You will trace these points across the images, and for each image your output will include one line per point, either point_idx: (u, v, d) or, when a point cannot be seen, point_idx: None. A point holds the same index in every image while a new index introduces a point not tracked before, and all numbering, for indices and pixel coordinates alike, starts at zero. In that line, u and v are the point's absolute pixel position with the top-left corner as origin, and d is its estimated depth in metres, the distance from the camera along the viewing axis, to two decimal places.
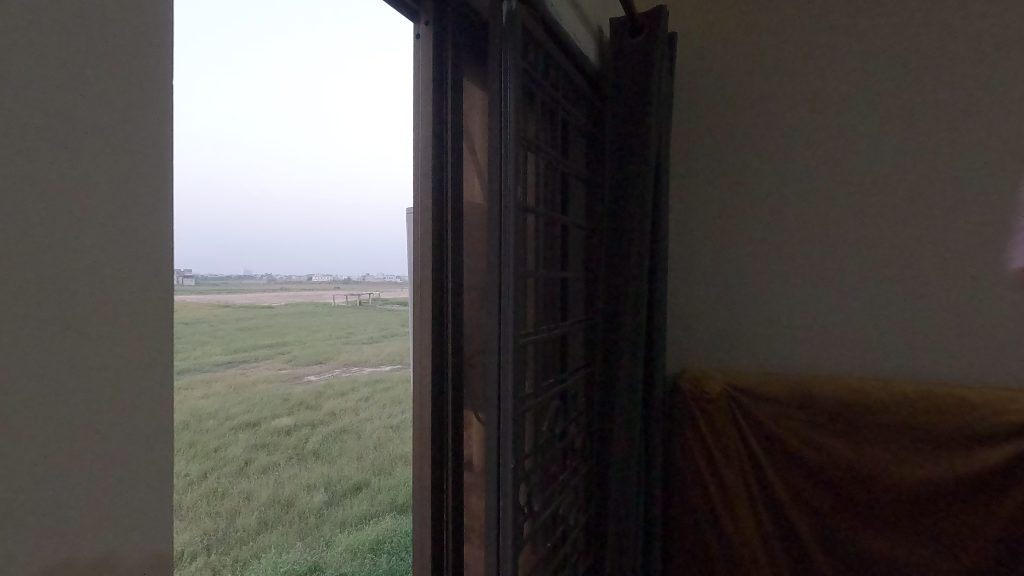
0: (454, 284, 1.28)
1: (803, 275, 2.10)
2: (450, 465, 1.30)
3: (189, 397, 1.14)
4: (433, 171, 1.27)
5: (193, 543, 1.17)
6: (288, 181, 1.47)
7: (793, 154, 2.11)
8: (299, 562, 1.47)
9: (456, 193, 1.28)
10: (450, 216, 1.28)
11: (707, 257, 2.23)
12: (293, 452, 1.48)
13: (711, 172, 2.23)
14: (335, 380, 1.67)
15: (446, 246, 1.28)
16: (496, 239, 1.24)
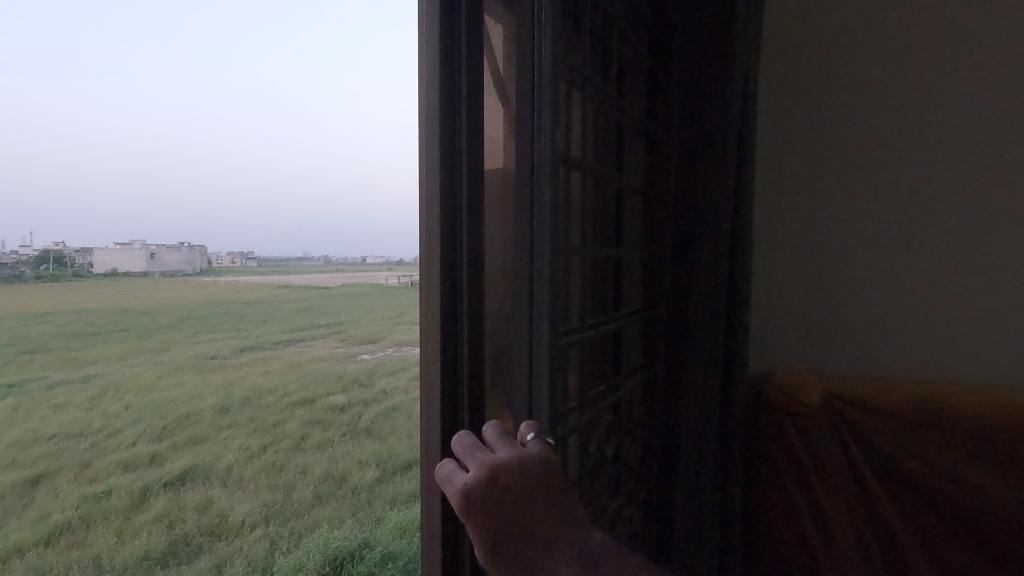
0: (468, 281, 1.13)
1: (852, 268, 2.14)
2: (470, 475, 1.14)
3: (251, 373, 1.40)
4: (443, 136, 1.10)
5: (252, 512, 1.25)
6: (348, 180, 1.59)
7: (843, 136, 2.13)
8: (350, 537, 1.35)
9: (471, 176, 1.11)
10: (462, 201, 1.11)
11: (772, 241, 2.24)
12: (346, 429, 1.47)
13: (776, 145, 2.22)
14: (387, 360, 1.63)
15: (459, 238, 1.12)
16: (521, 234, 1.24)
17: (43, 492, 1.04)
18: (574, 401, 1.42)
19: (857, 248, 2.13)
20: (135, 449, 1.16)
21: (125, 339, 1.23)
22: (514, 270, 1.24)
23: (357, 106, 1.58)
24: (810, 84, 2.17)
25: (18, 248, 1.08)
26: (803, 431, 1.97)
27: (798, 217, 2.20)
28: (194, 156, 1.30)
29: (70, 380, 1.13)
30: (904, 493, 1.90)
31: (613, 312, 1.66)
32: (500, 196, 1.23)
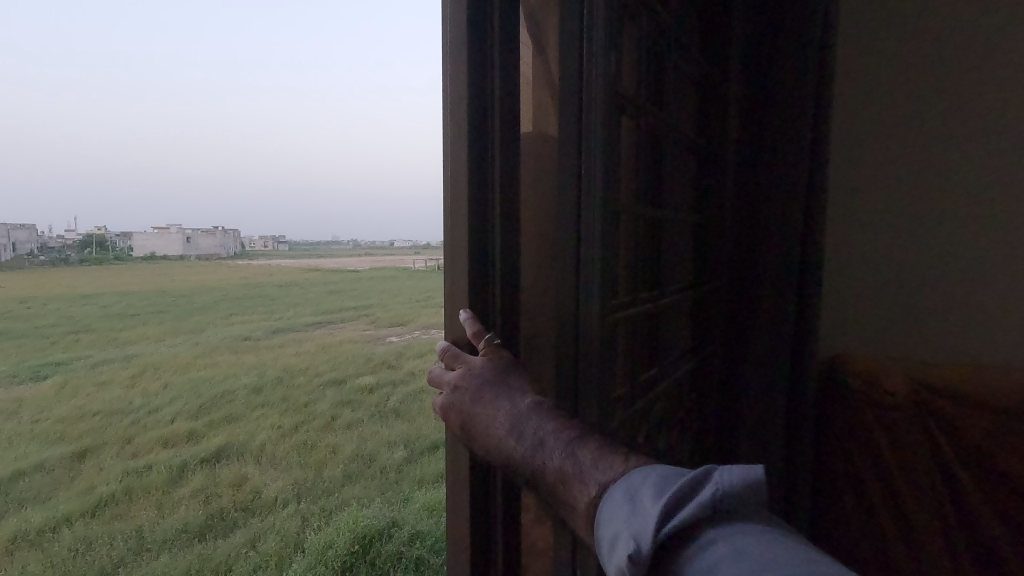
0: (503, 279, 0.94)
1: (937, 252, 2.07)
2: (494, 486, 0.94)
3: (283, 353, 1.49)
4: (472, 84, 0.89)
5: (284, 490, 1.24)
6: (375, 162, 1.54)
7: (923, 108, 2.06)
8: (377, 516, 1.27)
9: (505, 150, 0.91)
10: (496, 183, 0.92)
11: (850, 219, 2.15)
12: (375, 409, 1.47)
13: (849, 118, 2.14)
14: (415, 342, 1.68)
15: (493, 228, 0.92)
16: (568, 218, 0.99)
17: (89, 465, 1.11)
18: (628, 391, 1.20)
19: (936, 227, 2.07)
20: (173, 426, 1.24)
21: (163, 321, 1.40)
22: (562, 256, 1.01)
23: (369, 82, 1.49)
24: (880, 74, 2.10)
25: (65, 233, 1.25)
26: (886, 428, 1.86)
27: (869, 211, 2.13)
28: (210, 133, 1.28)
29: (113, 357, 1.28)
30: (999, 501, 1.78)
31: (672, 289, 1.46)
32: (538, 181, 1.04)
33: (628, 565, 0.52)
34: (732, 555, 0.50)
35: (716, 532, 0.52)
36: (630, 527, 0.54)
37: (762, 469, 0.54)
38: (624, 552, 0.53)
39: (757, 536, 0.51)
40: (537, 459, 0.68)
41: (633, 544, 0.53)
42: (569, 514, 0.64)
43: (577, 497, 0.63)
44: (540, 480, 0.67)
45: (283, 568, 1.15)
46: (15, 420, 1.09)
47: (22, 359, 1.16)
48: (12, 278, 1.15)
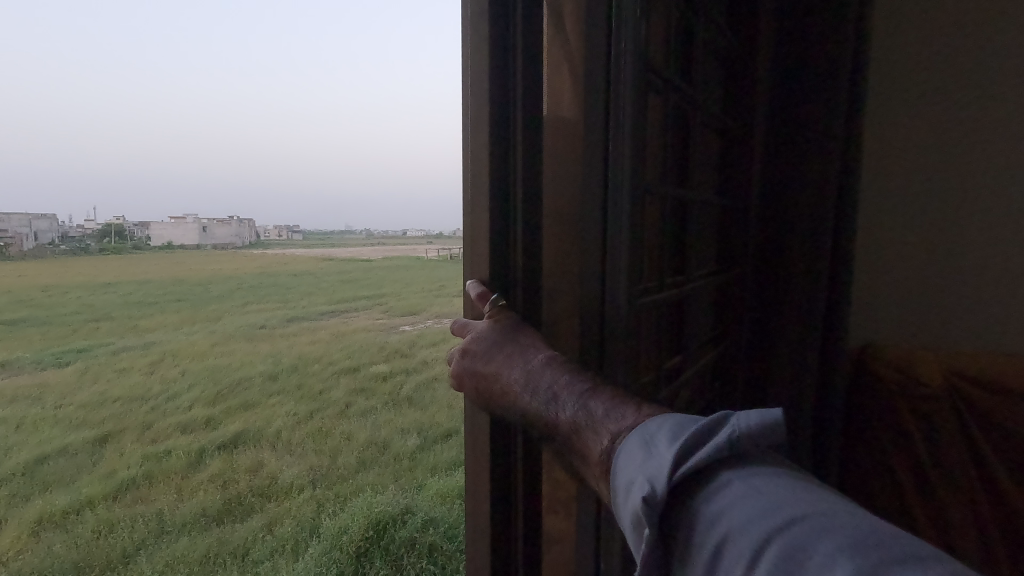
0: (523, 279, 0.75)
1: (986, 229, 1.83)
2: (522, 517, 0.77)
3: (298, 341, 1.51)
4: (492, 22, 0.69)
5: (301, 476, 1.26)
6: (386, 149, 1.52)
7: (987, 65, 1.78)
8: (392, 502, 1.28)
9: (527, 116, 0.72)
10: (518, 158, 0.72)
11: (888, 190, 1.89)
12: (389, 398, 1.48)
13: (897, 74, 1.86)
14: (427, 331, 1.69)
15: (513, 215, 0.73)
16: (593, 207, 0.74)
17: (110, 450, 1.15)
18: (681, 395, 0.97)
19: (988, 200, 1.81)
20: (191, 413, 1.27)
21: (181, 309, 1.42)
22: (586, 256, 0.76)
23: (377, 68, 1.46)
24: (937, 21, 1.81)
25: (84, 222, 1.28)
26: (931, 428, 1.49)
27: (914, 180, 1.87)
28: (228, 132, 1.30)
29: (132, 346, 1.31)
30: None
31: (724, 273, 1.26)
32: (568, 152, 0.77)
33: (640, 513, 0.46)
34: (749, 496, 0.44)
35: (733, 474, 0.46)
36: (641, 470, 0.48)
37: (780, 411, 0.48)
38: (636, 498, 0.47)
39: (777, 479, 0.45)
40: (548, 410, 0.60)
41: (645, 489, 0.47)
42: (586, 471, 0.56)
43: (591, 449, 0.54)
44: (555, 437, 0.59)
45: (300, 552, 1.16)
46: (41, 406, 1.14)
47: (46, 346, 1.21)
48: (36, 266, 1.20)
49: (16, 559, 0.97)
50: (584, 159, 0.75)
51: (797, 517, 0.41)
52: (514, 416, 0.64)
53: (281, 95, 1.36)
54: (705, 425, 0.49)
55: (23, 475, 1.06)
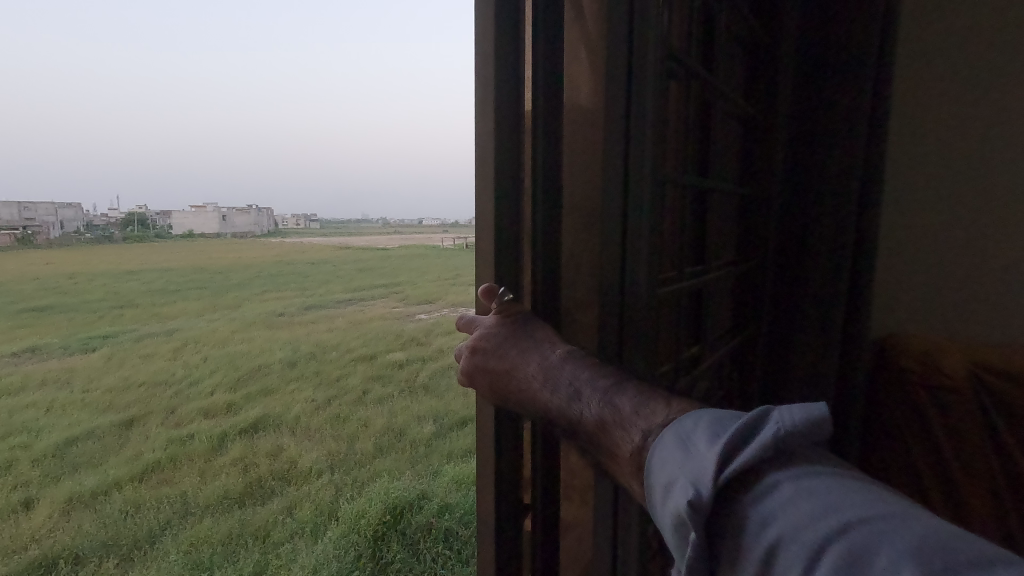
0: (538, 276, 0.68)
1: None
2: (546, 516, 0.75)
3: (316, 328, 1.62)
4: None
5: (320, 461, 1.29)
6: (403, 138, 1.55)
7: None
8: (409, 488, 1.28)
9: (548, 101, 0.65)
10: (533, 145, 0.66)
11: None
12: (405, 384, 1.53)
13: None
14: (444, 320, 1.76)
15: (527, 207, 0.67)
16: (614, 207, 0.63)
17: (136, 434, 1.19)
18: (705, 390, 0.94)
19: None
20: (212, 398, 1.34)
21: (202, 296, 1.55)
22: (606, 260, 0.64)
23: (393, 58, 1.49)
24: None
25: (108, 212, 1.32)
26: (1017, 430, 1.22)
27: None
28: None
29: (155, 332, 1.41)
30: None
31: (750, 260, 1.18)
32: (587, 138, 0.69)
33: (686, 522, 0.34)
34: (813, 500, 0.32)
35: (787, 474, 0.34)
36: (682, 469, 0.36)
37: (829, 404, 0.36)
38: (674, 505, 0.35)
39: (847, 478, 0.34)
40: (570, 407, 0.51)
41: (690, 492, 0.34)
42: (622, 477, 0.47)
43: (622, 452, 0.46)
44: (580, 435, 0.50)
45: (319, 535, 1.17)
46: (68, 390, 1.20)
47: (71, 331, 1.31)
48: (63, 253, 1.24)
49: (50, 535, 0.99)
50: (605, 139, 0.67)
51: (875, 523, 0.30)
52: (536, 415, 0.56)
53: (307, 85, 1.39)
54: (749, 418, 0.37)
55: (53, 458, 1.10)
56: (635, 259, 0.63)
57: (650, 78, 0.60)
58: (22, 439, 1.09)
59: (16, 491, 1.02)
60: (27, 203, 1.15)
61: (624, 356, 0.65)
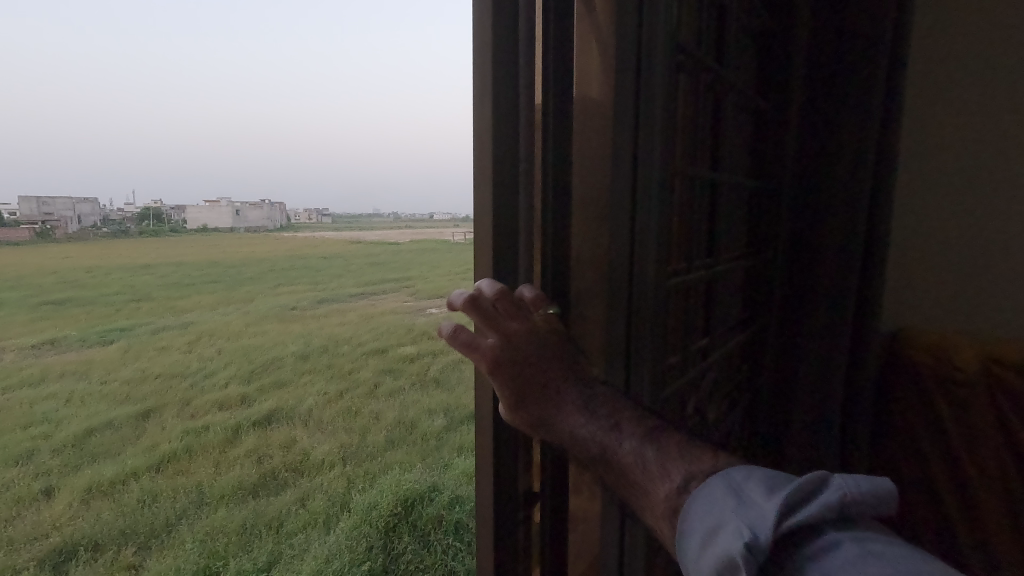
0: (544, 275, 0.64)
1: None
2: (546, 515, 0.73)
3: (328, 322, 1.66)
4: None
5: (331, 453, 1.32)
6: None
7: None
8: (420, 480, 1.30)
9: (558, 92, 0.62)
10: (539, 135, 0.61)
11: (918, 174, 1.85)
12: (417, 378, 1.54)
13: None
14: (456, 313, 1.81)
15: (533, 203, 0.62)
16: (623, 205, 0.63)
17: (152, 425, 1.22)
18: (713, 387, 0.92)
19: None
20: (226, 391, 1.36)
21: (215, 291, 1.56)
22: (614, 257, 0.64)
23: None
24: None
25: (124, 206, 1.33)
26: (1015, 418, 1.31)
27: None
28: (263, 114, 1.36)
29: (171, 325, 1.44)
30: None
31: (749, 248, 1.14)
32: (597, 131, 0.64)
33: (736, 559, 0.40)
34: (865, 558, 0.37)
35: (841, 534, 0.39)
36: (737, 518, 0.41)
37: (893, 483, 0.41)
38: (728, 546, 0.41)
39: (896, 546, 0.38)
40: (604, 436, 0.54)
41: (746, 534, 0.40)
42: (644, 515, 0.50)
43: (655, 494, 0.48)
44: (607, 464, 0.53)
45: (330, 526, 1.19)
46: (87, 381, 1.22)
47: (91, 324, 1.31)
48: (80, 248, 1.25)
49: (69, 523, 1.01)
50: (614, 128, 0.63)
51: None
52: (552, 437, 0.57)
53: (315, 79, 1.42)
54: (810, 482, 0.42)
55: (73, 447, 1.12)
56: (643, 261, 0.64)
57: (657, 80, 0.62)
58: (42, 429, 1.11)
59: (38, 480, 1.04)
60: (46, 197, 1.16)
61: (632, 356, 0.65)
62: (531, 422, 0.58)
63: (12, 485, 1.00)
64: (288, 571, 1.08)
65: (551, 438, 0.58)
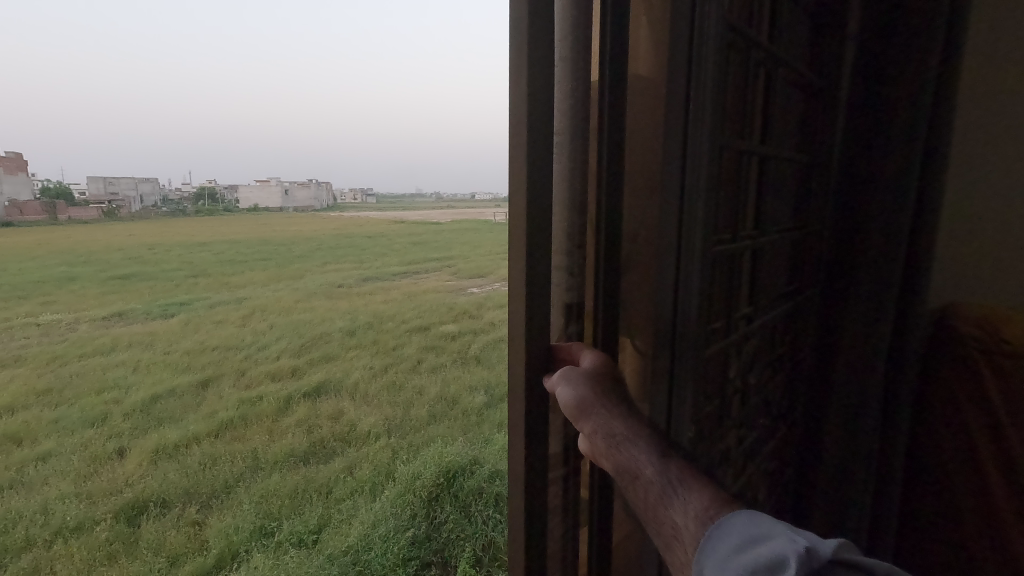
0: (598, 292, 0.48)
1: None
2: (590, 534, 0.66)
3: (373, 300, 1.94)
4: None
5: (377, 425, 1.41)
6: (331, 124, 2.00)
7: None
8: (462, 454, 1.34)
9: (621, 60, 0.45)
10: (600, 123, 0.45)
11: None
12: (457, 355, 1.73)
13: None
14: (494, 293, 2.08)
15: (590, 201, 0.46)
16: (671, 188, 0.50)
17: (211, 393, 1.38)
18: (771, 381, 0.83)
19: None
20: (279, 361, 1.53)
21: (267, 267, 1.94)
22: (661, 258, 0.51)
23: None
24: None
25: (181, 186, 1.42)
26: None
27: None
28: None
29: (227, 300, 1.73)
30: None
31: (831, 218, 0.91)
32: (651, 108, 0.50)
33: (783, 562, 0.24)
34: None
35: None
36: (789, 527, 0.26)
37: None
38: (773, 546, 0.25)
39: None
40: (674, 448, 0.34)
41: (802, 540, 0.25)
42: (666, 515, 0.30)
43: (708, 493, 0.30)
44: (653, 465, 0.32)
45: (376, 492, 1.22)
46: (151, 351, 1.42)
47: (154, 298, 1.58)
48: (142, 225, 1.33)
49: (140, 481, 1.08)
50: (664, 79, 0.48)
51: None
52: (599, 406, 0.36)
53: None
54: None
55: (140, 411, 1.25)
56: (691, 250, 0.51)
57: (712, 24, 0.48)
58: (114, 394, 1.27)
59: (112, 440, 1.16)
60: (110, 177, 1.25)
61: (675, 366, 0.52)
62: (585, 396, 0.37)
63: (90, 445, 1.12)
64: (336, 533, 1.09)
65: (597, 407, 0.36)
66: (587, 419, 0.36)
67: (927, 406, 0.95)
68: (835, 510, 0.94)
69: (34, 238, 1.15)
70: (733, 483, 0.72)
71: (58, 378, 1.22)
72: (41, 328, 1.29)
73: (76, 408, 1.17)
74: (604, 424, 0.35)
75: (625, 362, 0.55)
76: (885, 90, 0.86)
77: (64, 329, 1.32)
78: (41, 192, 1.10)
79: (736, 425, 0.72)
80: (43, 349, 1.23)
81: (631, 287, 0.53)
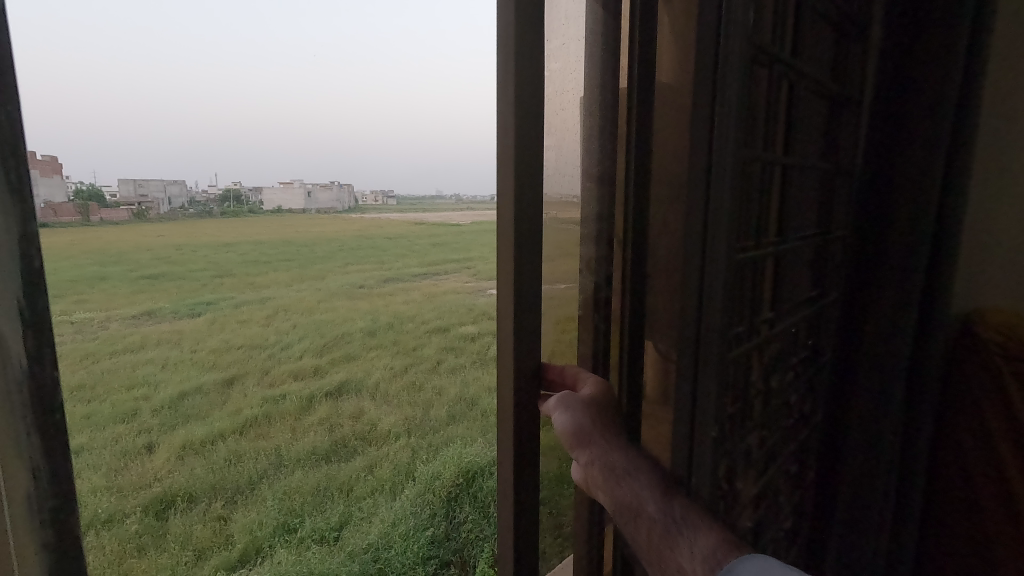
0: (624, 299, 0.47)
1: None
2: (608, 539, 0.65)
3: (394, 300, 1.96)
4: None
5: (396, 425, 1.42)
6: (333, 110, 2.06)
7: None
8: (481, 455, 1.36)
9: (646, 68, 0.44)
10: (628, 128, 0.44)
11: None
12: (476, 356, 1.75)
13: None
14: None
15: (615, 208, 0.46)
16: (698, 194, 0.49)
17: (235, 391, 1.41)
18: (793, 387, 0.82)
19: None
20: (301, 361, 1.56)
21: (290, 268, 1.97)
22: (686, 265, 0.50)
23: None
24: None
25: (208, 189, 1.46)
26: None
27: None
28: None
29: (252, 299, 1.76)
30: None
31: (857, 221, 0.89)
32: (676, 114, 0.49)
33: None
34: None
35: None
36: None
37: None
38: None
39: None
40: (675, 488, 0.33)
41: None
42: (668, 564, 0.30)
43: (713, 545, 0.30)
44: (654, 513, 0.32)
45: (396, 490, 1.24)
46: (179, 349, 1.45)
47: (182, 297, 1.62)
48: (170, 226, 1.36)
49: (168, 476, 1.12)
50: (688, 84, 0.48)
51: None
52: (600, 437, 0.35)
53: None
54: None
55: (169, 409, 1.29)
56: (715, 255, 0.51)
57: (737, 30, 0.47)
58: (144, 391, 1.31)
59: (141, 436, 1.21)
60: (140, 180, 1.28)
61: (698, 372, 0.52)
62: (583, 429, 0.35)
63: (120, 440, 1.17)
64: (357, 531, 1.10)
65: (597, 438, 0.35)
66: (585, 450, 0.35)
67: (951, 414, 0.93)
68: (859, 519, 0.92)
69: (68, 238, 1.18)
70: (755, 490, 0.71)
71: (91, 374, 1.26)
72: (74, 326, 1.33)
73: (108, 404, 1.23)
74: (604, 457, 0.34)
75: (648, 365, 0.54)
76: (913, 94, 0.84)
77: (96, 327, 1.37)
78: (73, 193, 1.08)
79: (758, 429, 0.71)
80: (76, 347, 1.27)
81: (654, 292, 0.52)
